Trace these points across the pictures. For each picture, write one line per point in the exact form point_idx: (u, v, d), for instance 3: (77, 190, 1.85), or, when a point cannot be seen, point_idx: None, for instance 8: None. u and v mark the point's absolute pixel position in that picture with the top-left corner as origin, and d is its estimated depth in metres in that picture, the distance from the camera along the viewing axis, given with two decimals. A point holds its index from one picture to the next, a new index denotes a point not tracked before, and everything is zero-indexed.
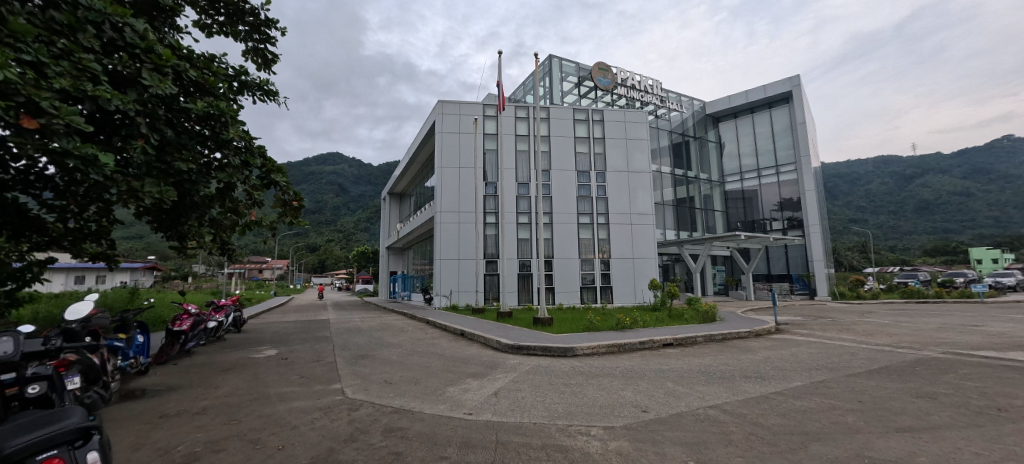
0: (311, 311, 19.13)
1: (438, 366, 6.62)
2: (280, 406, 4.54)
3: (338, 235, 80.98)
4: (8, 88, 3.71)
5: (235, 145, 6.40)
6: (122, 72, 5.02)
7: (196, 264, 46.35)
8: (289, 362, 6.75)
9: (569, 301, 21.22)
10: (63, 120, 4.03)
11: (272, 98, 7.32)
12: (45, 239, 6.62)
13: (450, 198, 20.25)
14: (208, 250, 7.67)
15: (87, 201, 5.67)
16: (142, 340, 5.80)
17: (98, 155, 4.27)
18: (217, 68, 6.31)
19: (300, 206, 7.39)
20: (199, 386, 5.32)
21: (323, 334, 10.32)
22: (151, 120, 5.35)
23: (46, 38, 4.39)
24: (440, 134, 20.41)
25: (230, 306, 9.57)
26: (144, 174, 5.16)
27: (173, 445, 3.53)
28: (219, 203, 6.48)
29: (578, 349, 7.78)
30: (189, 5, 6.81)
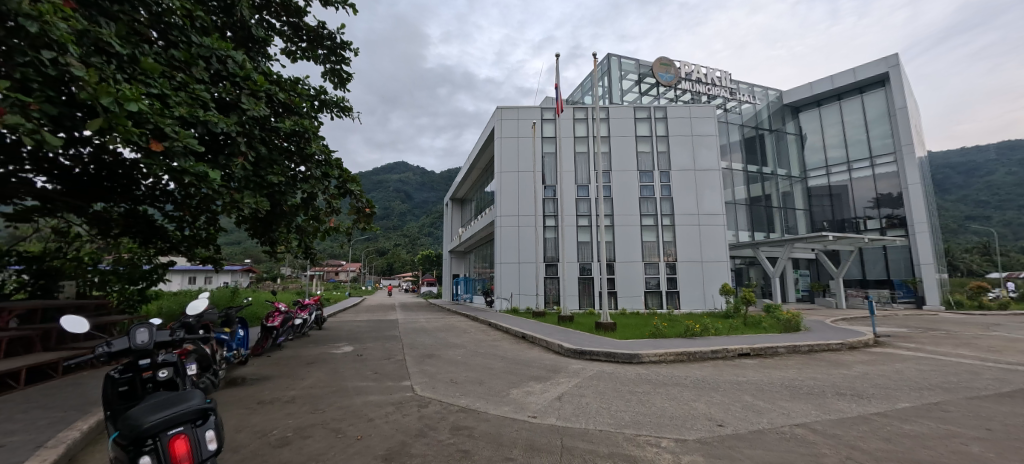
0: (381, 311, 20.38)
1: (501, 367, 6.70)
2: (357, 399, 4.86)
3: (404, 240, 85.66)
4: (142, 118, 4.39)
5: (317, 159, 7.03)
6: (226, 98, 5.73)
7: (285, 267, 51.66)
8: (363, 358, 7.22)
9: (632, 306, 20.50)
10: (182, 142, 4.68)
11: (347, 113, 7.94)
12: (167, 244, 7.68)
13: (510, 202, 20.52)
14: (295, 254, 8.43)
15: (199, 211, 6.49)
16: (243, 334, 6.49)
17: (207, 172, 4.92)
18: (301, 89, 6.99)
19: (373, 212, 7.87)
20: (288, 377, 5.87)
21: (392, 333, 10.93)
22: (248, 139, 6.05)
23: (168, 73, 5.13)
24: (499, 139, 20.83)
25: (313, 305, 10.45)
26: (243, 187, 5.84)
27: (269, 429, 3.93)
28: (304, 211, 7.13)
29: (644, 356, 7.48)
30: (277, 34, 7.60)
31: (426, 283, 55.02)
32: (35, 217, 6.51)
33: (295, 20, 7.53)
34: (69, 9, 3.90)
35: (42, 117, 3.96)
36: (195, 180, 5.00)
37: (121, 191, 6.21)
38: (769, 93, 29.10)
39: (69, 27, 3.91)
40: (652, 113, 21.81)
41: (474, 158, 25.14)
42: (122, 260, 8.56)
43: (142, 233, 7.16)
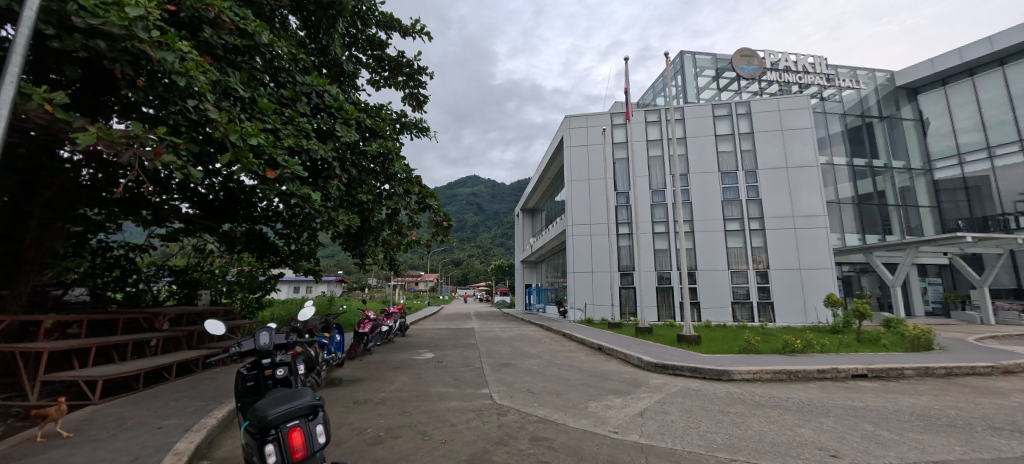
0: (458, 320, 21.23)
1: (578, 379, 6.58)
2: (440, 404, 5.08)
3: (477, 250, 88.42)
4: (260, 151, 5.11)
5: (399, 178, 7.57)
6: (324, 128, 6.46)
7: (373, 277, 56.27)
8: (444, 365, 7.55)
9: (718, 318, 18.97)
10: (290, 170, 5.37)
11: (425, 133, 8.48)
12: (278, 258, 8.75)
13: (581, 210, 20.28)
14: (380, 266, 9.10)
15: (302, 229, 7.30)
16: (339, 339, 7.12)
17: (309, 194, 5.56)
18: (385, 115, 7.64)
19: (449, 225, 8.25)
20: (379, 380, 6.33)
21: (469, 342, 11.28)
22: (341, 163, 6.72)
23: (279, 110, 5.90)
24: (568, 148, 20.80)
25: (397, 313, 11.17)
26: (339, 205, 6.49)
27: (364, 428, 4.26)
28: (388, 226, 7.70)
29: (735, 373, 6.84)
30: (364, 67, 8.41)
31: (499, 293, 56.09)
32: (182, 237, 7.81)
33: (379, 52, 8.27)
34: (209, 64, 4.69)
35: (188, 154, 4.77)
36: (300, 201, 5.66)
37: (242, 212, 7.21)
38: (877, 75, 25.53)
39: (207, 78, 4.69)
40: (733, 110, 20.28)
41: (544, 169, 25.30)
42: (244, 272, 9.89)
43: (258, 249, 8.23)
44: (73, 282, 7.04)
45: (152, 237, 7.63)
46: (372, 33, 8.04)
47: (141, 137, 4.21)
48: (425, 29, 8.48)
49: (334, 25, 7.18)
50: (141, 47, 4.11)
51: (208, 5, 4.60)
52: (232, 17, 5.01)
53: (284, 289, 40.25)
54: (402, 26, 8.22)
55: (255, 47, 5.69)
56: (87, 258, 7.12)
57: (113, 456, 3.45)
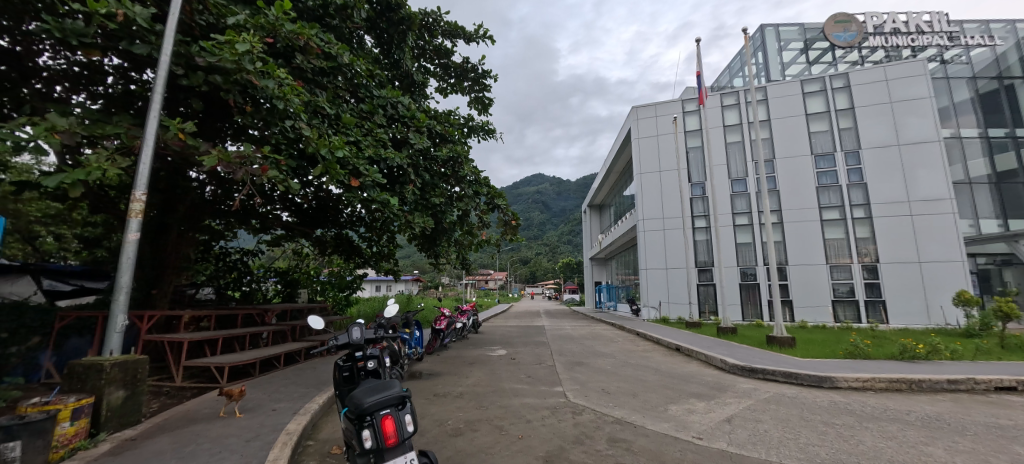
0: (528, 318, 21.51)
1: (656, 380, 6.29)
2: (515, 400, 5.16)
3: (545, 248, 88.45)
4: (346, 162, 5.60)
5: (468, 180, 7.82)
6: (399, 137, 6.89)
7: (447, 276, 59.15)
8: (517, 362, 7.69)
9: (815, 318, 17.03)
10: (371, 178, 5.82)
11: (491, 135, 8.69)
12: (363, 260, 9.50)
13: (652, 204, 19.39)
14: (453, 266, 9.47)
15: (383, 231, 7.85)
16: (419, 334, 7.56)
17: (388, 199, 5.98)
18: (453, 120, 7.94)
19: (518, 224, 8.36)
20: (456, 375, 6.62)
21: (540, 339, 11.34)
22: (415, 169, 7.13)
23: (360, 122, 6.37)
24: (636, 140, 20.02)
25: (470, 311, 11.58)
26: (415, 209, 6.90)
27: (445, 419, 4.48)
28: (460, 227, 8.00)
29: (839, 380, 6.09)
30: (432, 76, 8.83)
31: (568, 291, 55.64)
32: (283, 242, 8.78)
33: (445, 61, 8.61)
34: (302, 87, 5.22)
35: (287, 169, 5.38)
36: (381, 206, 6.12)
37: (331, 218, 7.93)
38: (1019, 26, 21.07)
39: (300, 100, 5.22)
40: (827, 84, 18.07)
41: (611, 162, 24.56)
42: (334, 273, 10.88)
43: (346, 251, 9.01)
44: (203, 283, 8.25)
45: (260, 243, 8.71)
46: (439, 43, 8.39)
47: (251, 156, 4.84)
48: (487, 34, 8.70)
49: (404, 40, 7.65)
50: (247, 78, 4.69)
51: (298, 33, 5.12)
52: (318, 43, 5.54)
53: (369, 288, 43.88)
54: (467, 33, 8.50)
55: (338, 68, 6.22)
56: (213, 262, 8.37)
57: (240, 431, 4.01)
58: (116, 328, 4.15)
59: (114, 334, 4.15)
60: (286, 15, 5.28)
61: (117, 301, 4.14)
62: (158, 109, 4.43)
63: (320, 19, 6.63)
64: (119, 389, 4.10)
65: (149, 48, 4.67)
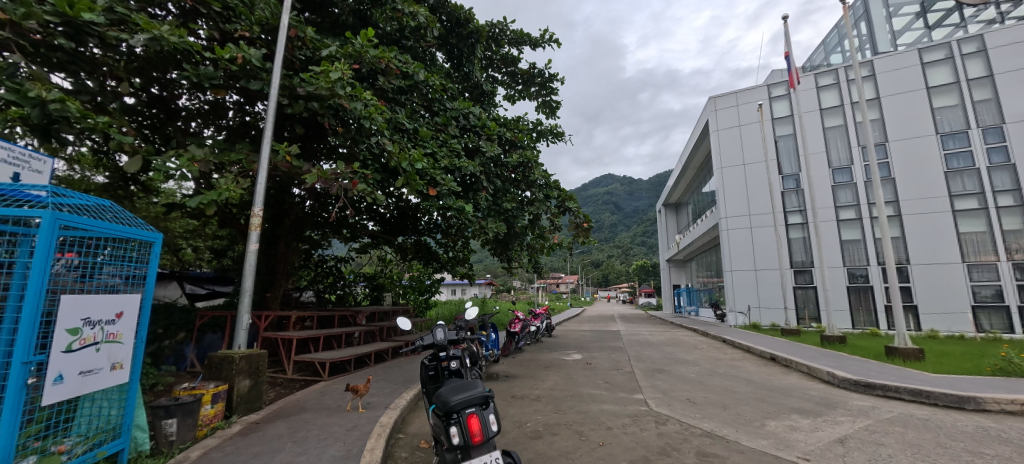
0: (602, 322, 21.01)
1: (748, 392, 5.77)
2: (593, 406, 5.07)
3: (617, 251, 85.70)
4: (425, 173, 5.95)
5: (539, 184, 7.86)
6: (472, 146, 7.16)
7: (519, 279, 60.14)
8: (593, 367, 7.53)
9: (948, 326, 14.47)
10: (447, 187, 6.12)
11: (560, 138, 8.67)
12: (439, 265, 9.98)
13: (736, 200, 17.88)
14: (526, 269, 9.54)
15: (458, 237, 8.19)
16: (495, 336, 7.74)
17: (462, 207, 6.24)
18: (522, 126, 8.08)
19: (590, 226, 8.23)
20: (532, 378, 6.66)
21: (617, 345, 11.00)
22: (487, 176, 7.35)
23: (436, 135, 6.72)
24: (715, 132, 18.68)
25: (543, 314, 11.61)
26: (487, 215, 7.13)
27: (524, 421, 4.54)
28: (532, 230, 8.09)
29: (987, 401, 5.08)
30: (501, 84, 9.06)
31: (644, 294, 53.34)
32: (370, 249, 9.56)
33: (512, 69, 8.80)
34: (384, 106, 5.66)
35: (373, 182, 5.86)
36: (456, 213, 6.39)
37: (411, 226, 8.46)
38: None
39: (383, 118, 5.66)
40: (954, 51, 15.37)
41: (687, 158, 23.15)
42: (414, 277, 11.57)
43: (424, 257, 9.53)
44: (305, 287, 9.24)
45: (351, 250, 9.57)
46: (505, 52, 8.58)
47: (343, 173, 5.34)
48: (553, 37, 8.72)
49: (473, 53, 7.97)
50: (339, 102, 5.20)
51: (380, 58, 5.58)
52: (397, 64, 5.97)
53: (445, 291, 46.08)
54: (533, 39, 8.60)
55: (415, 85, 6.64)
56: (313, 269, 9.37)
57: (340, 421, 4.43)
58: (242, 326, 4.83)
59: (241, 331, 4.83)
60: (370, 42, 5.79)
61: (243, 302, 4.82)
62: (270, 136, 5.10)
63: (398, 42, 7.17)
64: (245, 378, 4.74)
65: (262, 84, 5.40)
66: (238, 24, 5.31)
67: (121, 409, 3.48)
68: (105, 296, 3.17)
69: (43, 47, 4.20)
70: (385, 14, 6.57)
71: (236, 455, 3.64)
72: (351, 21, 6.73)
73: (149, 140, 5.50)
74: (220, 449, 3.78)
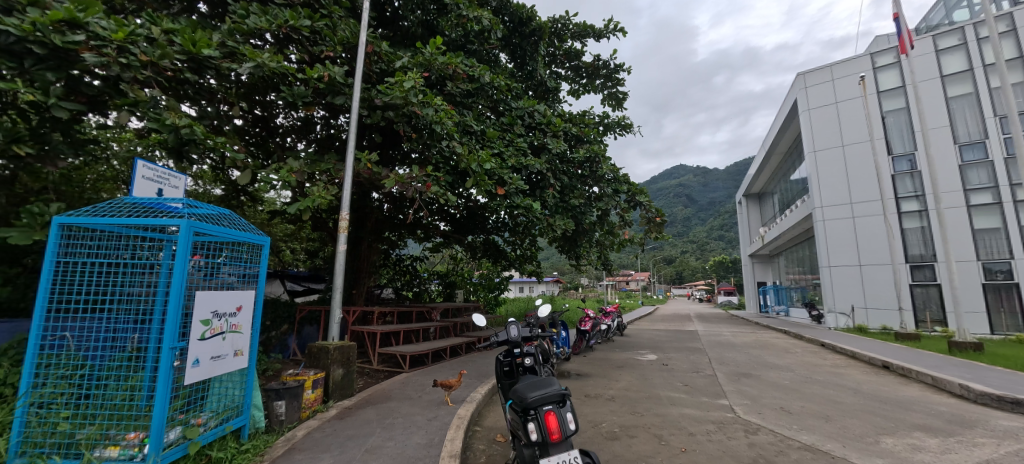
0: (676, 321, 19.94)
1: (855, 404, 5.12)
2: (673, 409, 4.83)
3: (691, 246, 80.75)
4: (493, 173, 6.09)
5: (607, 178, 7.66)
6: (538, 144, 7.17)
7: (586, 276, 59.33)
8: (670, 368, 7.17)
9: None
10: (515, 186, 6.20)
11: (628, 130, 8.36)
12: (508, 262, 10.15)
13: (833, 186, 15.92)
14: (595, 267, 9.35)
15: (525, 235, 8.25)
16: (566, 334, 7.69)
17: (530, 205, 6.30)
18: (588, 120, 7.92)
19: (663, 220, 7.86)
20: (605, 377, 6.51)
21: (695, 346, 10.37)
22: (554, 173, 7.32)
23: (502, 135, 6.83)
24: (805, 112, 16.81)
25: (614, 313, 11.30)
26: (555, 212, 7.12)
27: (599, 421, 4.45)
28: (601, 226, 7.92)
29: None
30: (564, 80, 8.97)
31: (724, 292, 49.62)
32: (442, 248, 10.00)
33: (576, 63, 8.68)
34: (454, 110, 5.87)
35: (445, 184, 6.14)
36: (524, 211, 6.49)
37: (480, 225, 8.71)
38: None
39: (453, 122, 5.86)
40: None
41: (772, 142, 21.10)
42: (484, 275, 11.92)
43: (493, 255, 9.74)
44: (385, 284, 9.93)
45: (425, 249, 10.08)
46: (569, 46, 8.46)
47: (418, 177, 5.64)
48: (618, 26, 8.43)
49: (536, 50, 7.98)
50: (413, 109, 5.48)
51: (448, 64, 5.80)
52: (464, 69, 6.17)
53: (513, 289, 47.02)
54: (596, 30, 8.39)
55: (481, 88, 6.81)
56: (392, 267, 10.04)
57: (422, 411, 4.69)
58: (335, 319, 5.32)
59: (334, 325, 5.32)
60: (438, 50, 6.04)
61: (335, 298, 5.30)
62: (354, 146, 5.55)
63: (464, 47, 7.43)
64: (339, 367, 5.23)
65: (344, 98, 5.87)
66: (323, 45, 5.84)
67: (242, 390, 3.99)
68: (228, 292, 3.66)
69: (176, 83, 4.90)
70: (451, 22, 6.82)
71: (335, 437, 4.02)
72: (420, 32, 7.08)
73: (256, 155, 6.24)
74: (320, 430, 4.20)
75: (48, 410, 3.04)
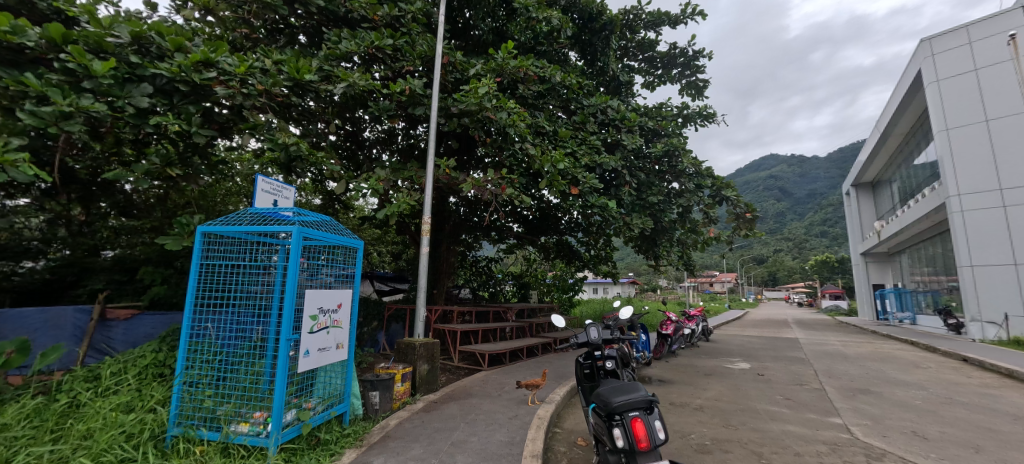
0: (769, 328, 18.13)
1: (1016, 433, 4.22)
2: (773, 425, 4.38)
3: (785, 245, 72.78)
4: (567, 173, 6.05)
5: (689, 173, 7.21)
6: (612, 140, 6.99)
7: (665, 277, 56.45)
8: (767, 379, 6.53)
9: None
10: (589, 185, 6.10)
11: (711, 119, 7.80)
12: (582, 264, 9.99)
13: (973, 170, 13.32)
14: (676, 267, 8.84)
15: (600, 235, 8.08)
16: (646, 338, 7.37)
17: (606, 203, 6.17)
18: (666, 112, 7.54)
19: (755, 216, 7.20)
20: (691, 385, 6.11)
21: (796, 355, 9.32)
22: (630, 170, 7.08)
23: (575, 134, 6.76)
24: (931, 84, 14.33)
25: (699, 316, 10.60)
26: (632, 211, 6.90)
27: (687, 432, 4.19)
28: (682, 224, 7.48)
29: None
30: (638, 72, 8.64)
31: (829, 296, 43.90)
32: (516, 250, 10.15)
33: (650, 53, 8.32)
34: (526, 113, 5.92)
35: (519, 186, 6.24)
36: (600, 210, 6.39)
37: (553, 226, 8.70)
38: None
39: (525, 124, 5.93)
40: None
41: (889, 122, 18.24)
42: (557, 276, 11.91)
43: (567, 256, 9.66)
44: (463, 285, 10.35)
45: (499, 250, 10.32)
46: (642, 37, 8.14)
47: (494, 180, 5.78)
48: (696, 9, 7.92)
49: (608, 45, 7.77)
50: (487, 114, 5.62)
51: (520, 67, 5.89)
52: (535, 70, 6.20)
53: (587, 290, 46.37)
54: (672, 17, 7.97)
55: (553, 88, 6.81)
56: (469, 268, 10.42)
57: (502, 409, 4.79)
58: (420, 318, 5.66)
59: (419, 322, 5.67)
60: (509, 55, 6.14)
61: (420, 298, 5.63)
62: (433, 153, 5.86)
63: (533, 49, 7.51)
64: (424, 363, 5.55)
65: (424, 109, 6.22)
66: (404, 61, 6.26)
67: (342, 379, 4.40)
68: (330, 291, 4.05)
69: (285, 107, 5.57)
70: (520, 25, 6.91)
71: (423, 428, 4.28)
72: (491, 38, 7.29)
73: (348, 167, 6.88)
74: (410, 421, 4.48)
75: (196, 389, 3.60)
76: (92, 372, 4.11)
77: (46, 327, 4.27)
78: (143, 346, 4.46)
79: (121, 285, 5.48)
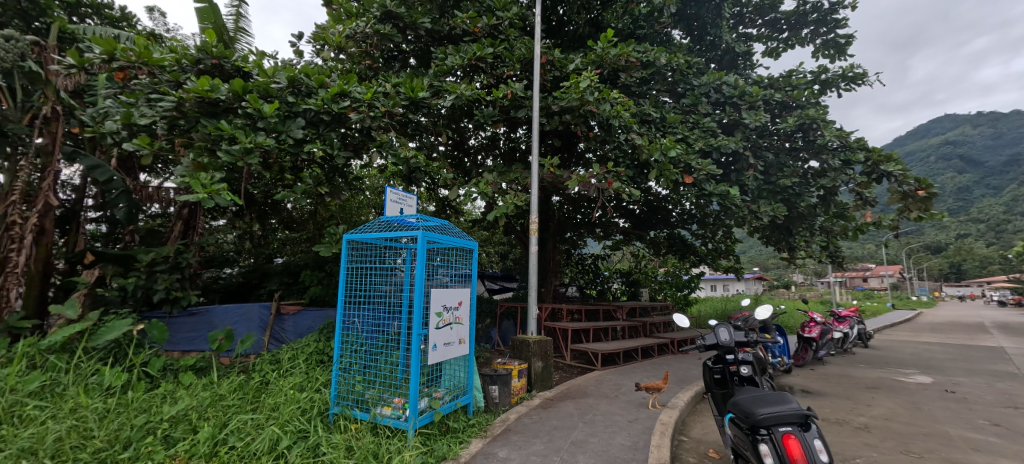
0: (957, 333, 14.46)
1: None
2: (977, 457, 3.49)
3: None
4: (680, 161, 5.63)
5: (832, 147, 6.14)
6: (730, 120, 6.28)
7: (797, 271, 49.02)
8: (960, 397, 5.23)
9: None
10: (705, 172, 5.60)
11: (861, 81, 6.52)
12: (698, 258, 9.20)
13: None
14: (818, 260, 7.60)
15: (719, 225, 7.35)
16: (784, 341, 6.48)
17: (727, 191, 5.57)
18: (797, 81, 6.54)
19: (931, 194, 5.82)
20: (849, 399, 5.20)
21: (1003, 369, 7.28)
22: (754, 151, 6.31)
23: (686, 118, 6.26)
24: None
25: (853, 317, 8.95)
26: (758, 198, 6.17)
27: (851, 456, 3.56)
28: (826, 209, 6.41)
29: None
30: (758, 40, 7.65)
31: None
32: (623, 246, 9.77)
33: (772, 16, 7.31)
34: (631, 102, 5.65)
35: (626, 179, 6.00)
36: (719, 198, 5.83)
37: (663, 219, 8.17)
38: None
39: (630, 113, 5.64)
40: None
41: None
42: (670, 272, 11.45)
43: (680, 250, 9.00)
44: (569, 283, 10.32)
45: (604, 246, 10.08)
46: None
47: (600, 175, 5.64)
48: None
49: (720, 15, 7.02)
50: (590, 108, 5.48)
51: (621, 55, 5.64)
52: (637, 56, 5.90)
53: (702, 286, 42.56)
54: None
55: (658, 72, 6.40)
56: (574, 266, 10.35)
57: (621, 412, 4.64)
58: (531, 316, 5.79)
59: (531, 320, 5.80)
60: (609, 43, 5.91)
61: (531, 296, 5.77)
62: (537, 154, 5.94)
63: (633, 35, 7.17)
64: (538, 360, 5.67)
65: (524, 110, 6.33)
66: (504, 67, 6.46)
67: (464, 372, 4.70)
68: (451, 290, 4.36)
69: (403, 125, 6.16)
70: (617, 12, 6.67)
71: (542, 425, 4.36)
72: (587, 31, 7.14)
73: (458, 174, 7.36)
74: (529, 417, 4.62)
75: (349, 374, 4.17)
76: (274, 357, 5.06)
77: (241, 319, 5.32)
78: (308, 337, 5.38)
79: (289, 286, 6.52)
